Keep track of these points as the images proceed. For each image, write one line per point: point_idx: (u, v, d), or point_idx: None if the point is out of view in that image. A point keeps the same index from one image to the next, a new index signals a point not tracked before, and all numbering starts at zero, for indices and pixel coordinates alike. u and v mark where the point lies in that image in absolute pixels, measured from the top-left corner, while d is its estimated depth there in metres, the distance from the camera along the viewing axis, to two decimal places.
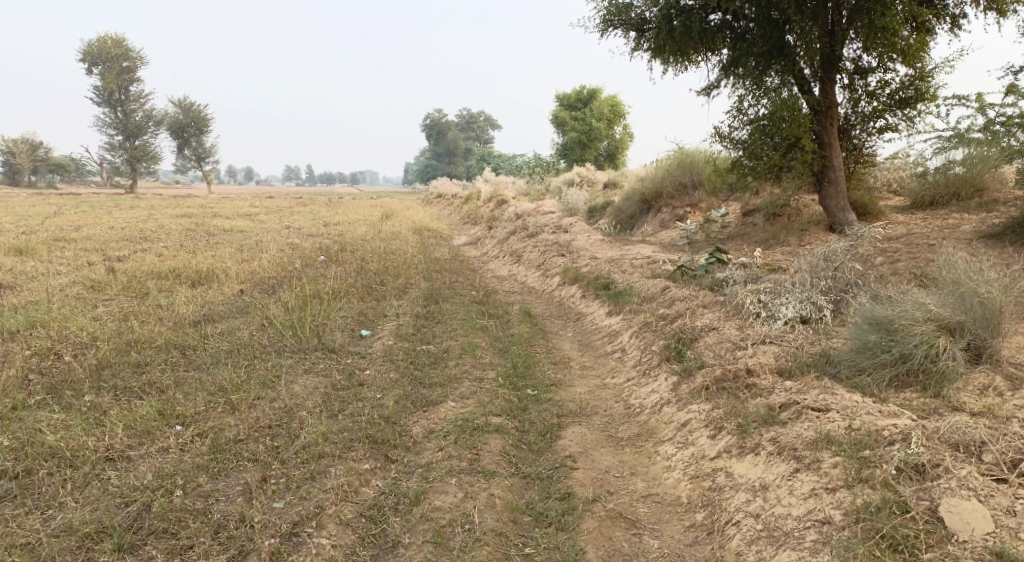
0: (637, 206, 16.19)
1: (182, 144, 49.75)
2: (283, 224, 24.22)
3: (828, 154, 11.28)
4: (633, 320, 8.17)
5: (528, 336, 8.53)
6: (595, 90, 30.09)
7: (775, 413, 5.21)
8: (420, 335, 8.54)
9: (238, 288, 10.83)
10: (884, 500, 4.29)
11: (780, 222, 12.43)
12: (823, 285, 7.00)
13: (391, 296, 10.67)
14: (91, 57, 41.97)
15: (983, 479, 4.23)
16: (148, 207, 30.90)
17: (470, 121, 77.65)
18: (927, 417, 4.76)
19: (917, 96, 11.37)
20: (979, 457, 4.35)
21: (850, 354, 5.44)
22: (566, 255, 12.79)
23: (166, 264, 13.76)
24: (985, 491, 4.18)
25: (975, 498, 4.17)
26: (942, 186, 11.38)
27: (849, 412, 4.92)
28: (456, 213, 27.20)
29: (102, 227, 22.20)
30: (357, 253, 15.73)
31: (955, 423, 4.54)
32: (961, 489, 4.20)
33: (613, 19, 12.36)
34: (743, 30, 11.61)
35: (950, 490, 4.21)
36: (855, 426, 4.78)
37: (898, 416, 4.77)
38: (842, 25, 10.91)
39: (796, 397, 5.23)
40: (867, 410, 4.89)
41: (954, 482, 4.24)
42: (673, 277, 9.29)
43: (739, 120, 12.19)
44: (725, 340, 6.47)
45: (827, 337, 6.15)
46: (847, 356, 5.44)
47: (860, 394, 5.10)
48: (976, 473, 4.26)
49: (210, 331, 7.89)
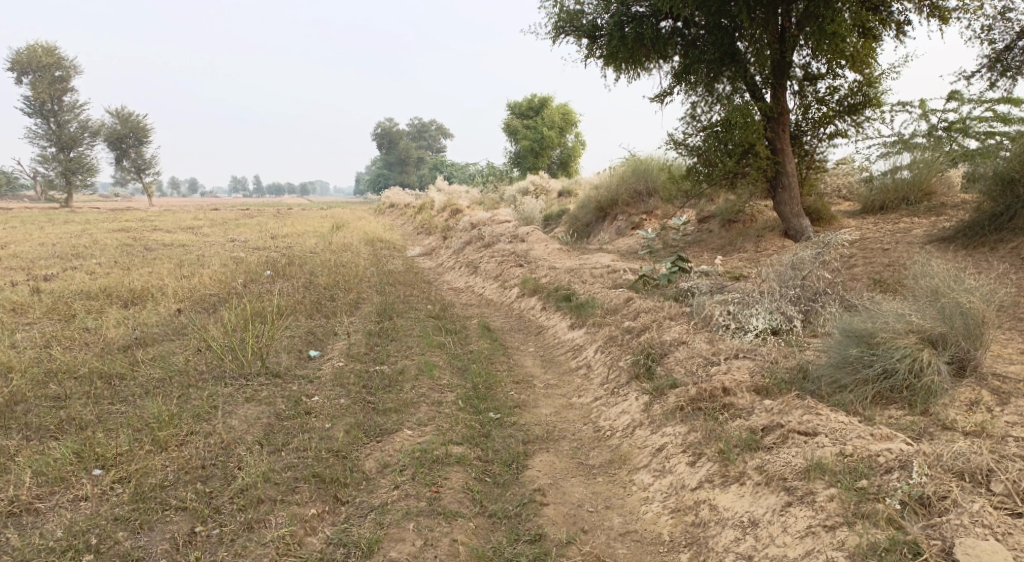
0: (593, 213, 15.96)
1: (121, 156, 48.07)
2: (227, 237, 23.38)
3: (782, 160, 11.16)
4: (597, 334, 7.83)
5: (487, 352, 8.14)
6: (546, 98, 29.89)
7: (758, 437, 4.91)
8: (372, 355, 8.07)
9: (174, 309, 10.24)
10: (892, 541, 3.99)
11: (737, 229, 12.30)
12: (792, 294, 6.74)
13: (340, 313, 10.17)
14: (21, 66, 40.38)
15: (998, 514, 3.96)
16: (84, 221, 29.52)
17: (421, 130, 77.20)
18: (920, 439, 4.51)
19: (866, 101, 11.35)
20: (989, 488, 4.08)
21: (830, 369, 5.18)
22: (523, 266, 12.44)
23: (99, 284, 13.02)
24: (1003, 528, 3.90)
25: (992, 537, 3.88)
26: (890, 190, 11.30)
27: (838, 435, 4.64)
28: (408, 223, 26.70)
29: (33, 245, 21.07)
30: (305, 267, 15.14)
31: (957, 448, 4.30)
32: (976, 527, 3.92)
33: (565, 26, 12.15)
34: (694, 37, 11.47)
35: (964, 529, 3.92)
36: (847, 452, 4.50)
37: (892, 439, 4.50)
38: (792, 31, 10.82)
39: (779, 419, 4.94)
40: (858, 433, 4.61)
41: (966, 518, 3.97)
42: (636, 287, 9.00)
43: (692, 126, 12.01)
44: (696, 354, 6.16)
45: (800, 349, 5.90)
46: (827, 371, 5.18)
47: (845, 414, 4.83)
48: (990, 507, 3.99)
49: (140, 359, 7.27)
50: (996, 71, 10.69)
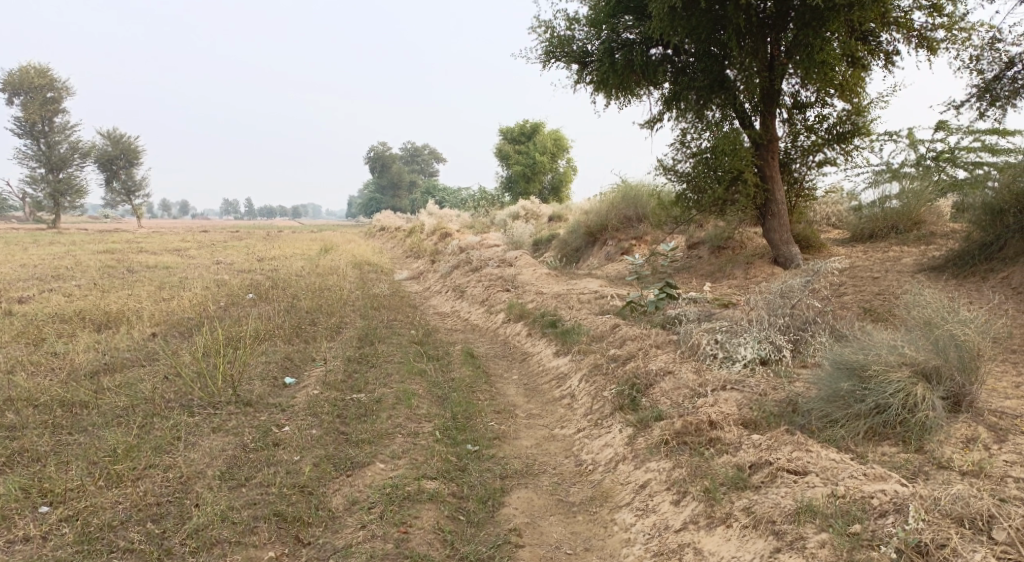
0: (582, 238, 15.82)
1: (111, 177, 47.81)
2: (213, 259, 23.13)
3: (771, 187, 11.04)
4: (582, 362, 7.62)
5: (468, 381, 7.84)
6: (538, 124, 29.92)
7: (746, 475, 4.69)
8: (351, 383, 7.82)
9: (149, 334, 10.22)
10: None
11: (726, 255, 12.16)
12: (781, 323, 6.54)
13: (321, 339, 9.93)
14: (12, 87, 40.26)
15: None
16: (70, 243, 29.16)
17: (414, 154, 77.37)
18: (915, 480, 4.31)
19: (855, 130, 11.27)
20: (990, 536, 3.86)
21: (821, 403, 4.98)
22: (510, 291, 12.24)
23: (77, 307, 12.75)
24: None
25: None
26: (879, 219, 11.21)
27: (829, 475, 4.43)
28: (397, 247, 26.51)
29: (15, 266, 20.75)
30: (289, 290, 14.91)
31: (955, 491, 4.09)
32: None
33: (555, 52, 12.06)
34: (684, 64, 11.40)
35: None
36: (839, 494, 4.29)
37: (885, 480, 4.29)
38: (781, 59, 10.75)
39: (768, 456, 4.72)
40: (850, 473, 4.39)
41: None
42: (623, 314, 8.81)
43: (682, 152, 11.89)
44: (682, 385, 5.93)
45: (790, 381, 5.69)
46: (817, 405, 4.98)
47: (837, 451, 4.63)
48: (991, 557, 3.77)
49: (110, 386, 7.32)
50: (985, 101, 10.63)
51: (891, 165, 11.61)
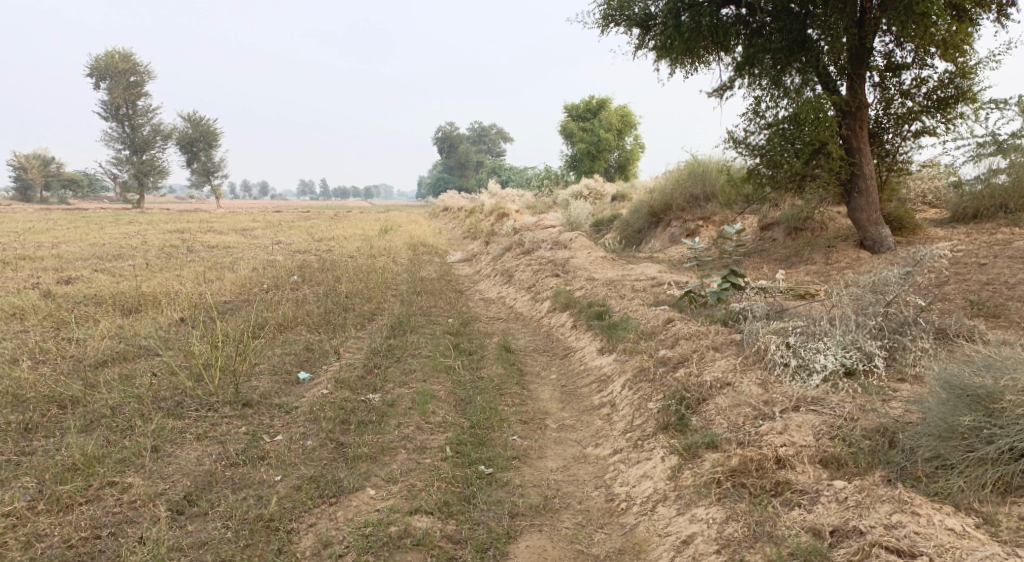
0: (645, 219, 14.59)
1: (190, 159, 48.64)
2: (274, 239, 22.83)
3: (858, 161, 9.65)
4: (627, 363, 6.56)
5: (498, 380, 6.82)
6: (605, 100, 28.48)
7: (825, 547, 3.74)
8: (367, 380, 6.94)
9: (175, 318, 9.58)
10: None
11: (803, 238, 10.82)
12: (872, 326, 5.29)
13: (351, 327, 9.13)
14: (99, 72, 41.14)
15: None
16: (146, 222, 29.69)
17: (483, 134, 76.56)
18: None
19: (958, 95, 9.73)
20: None
21: (931, 439, 3.99)
22: (559, 276, 11.19)
23: (118, 289, 12.34)
24: None
25: None
26: (984, 197, 9.62)
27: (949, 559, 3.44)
28: (458, 227, 25.68)
29: (83, 245, 20.77)
30: (334, 272, 14.22)
31: None
32: None
33: (614, 16, 10.83)
34: (760, 25, 10.03)
35: None
36: None
37: None
38: (873, 13, 9.28)
39: (856, 522, 3.75)
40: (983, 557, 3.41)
41: None
42: (680, 305, 7.66)
43: (755, 123, 10.54)
44: (743, 402, 4.85)
45: (882, 401, 4.57)
46: (925, 441, 4.00)
47: (958, 518, 3.65)
48: None
49: (107, 381, 6.61)
50: None
51: (997, 136, 10.01)
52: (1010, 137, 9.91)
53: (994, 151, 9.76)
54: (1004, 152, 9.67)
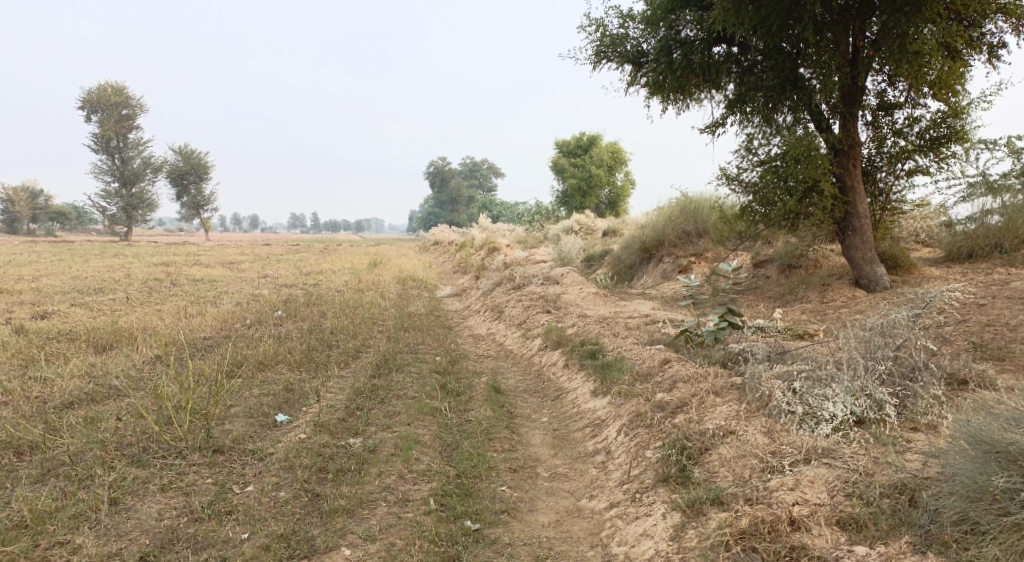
0: (637, 254, 14.36)
1: (179, 192, 48.32)
2: (262, 273, 22.43)
3: (852, 200, 9.46)
4: (622, 407, 6.25)
5: (486, 423, 6.47)
6: (595, 136, 28.49)
7: None
8: (349, 424, 6.59)
9: (151, 355, 9.19)
10: None
11: (798, 275, 10.60)
12: (882, 371, 5.02)
13: (334, 365, 8.78)
14: (90, 105, 40.95)
15: None
16: (133, 255, 29.27)
17: (474, 169, 76.72)
18: None
19: (951, 134, 9.60)
20: None
21: (958, 500, 3.87)
22: (550, 313, 10.91)
23: (95, 324, 11.92)
24: None
25: None
26: (978, 236, 9.42)
27: None
28: (448, 262, 25.40)
29: (65, 278, 20.29)
30: (320, 307, 13.86)
31: None
32: None
33: (607, 52, 10.71)
34: (752, 64, 9.94)
35: None
36: None
37: None
38: (866, 52, 9.15)
39: None
40: None
41: None
42: (676, 345, 7.36)
43: (747, 160, 10.36)
44: (748, 453, 4.68)
45: (890, 456, 4.35)
46: (952, 502, 3.88)
47: None
48: None
49: (72, 424, 6.23)
50: None
51: (988, 176, 9.89)
52: (1001, 177, 9.79)
53: (985, 191, 9.63)
54: (998, 193, 9.51)
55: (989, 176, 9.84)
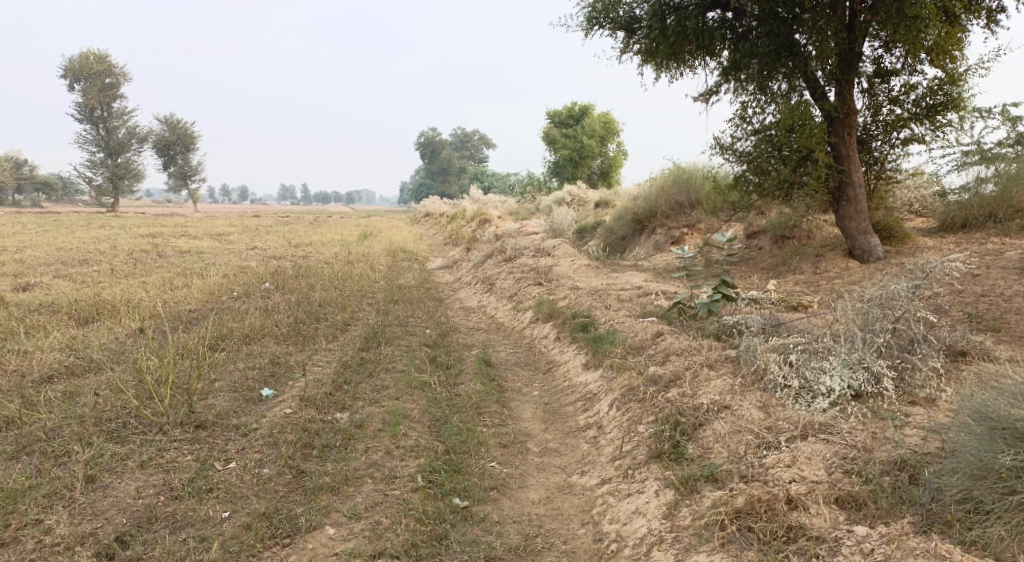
0: (629, 226, 14.20)
1: (167, 163, 47.71)
2: (250, 245, 22.16)
3: (847, 169, 9.29)
4: (614, 381, 6.14)
5: (476, 397, 6.34)
6: (587, 106, 28.17)
7: None
8: (335, 398, 6.45)
9: (133, 328, 8.99)
10: None
11: (791, 246, 10.48)
12: (880, 344, 4.91)
13: (321, 338, 8.62)
14: (73, 73, 40.16)
15: None
16: (120, 226, 28.92)
17: (465, 140, 76.11)
18: None
19: (948, 102, 9.41)
20: None
21: (962, 480, 3.79)
22: (542, 284, 10.76)
23: (78, 296, 11.70)
24: None
25: None
26: (973, 206, 9.28)
27: None
28: (439, 233, 25.17)
29: (51, 250, 19.98)
30: (308, 279, 13.65)
31: None
32: None
33: (599, 18, 10.44)
34: (746, 30, 9.69)
35: None
36: None
37: None
38: (864, 17, 8.92)
39: None
40: None
41: None
42: (669, 317, 7.25)
43: (741, 129, 10.17)
44: (743, 429, 4.61)
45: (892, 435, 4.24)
46: (957, 483, 3.79)
47: None
48: None
49: (50, 399, 6.06)
50: None
51: (982, 145, 9.73)
52: (995, 146, 9.63)
53: (980, 161, 9.48)
54: (994, 162, 9.37)
55: (984, 145, 9.68)
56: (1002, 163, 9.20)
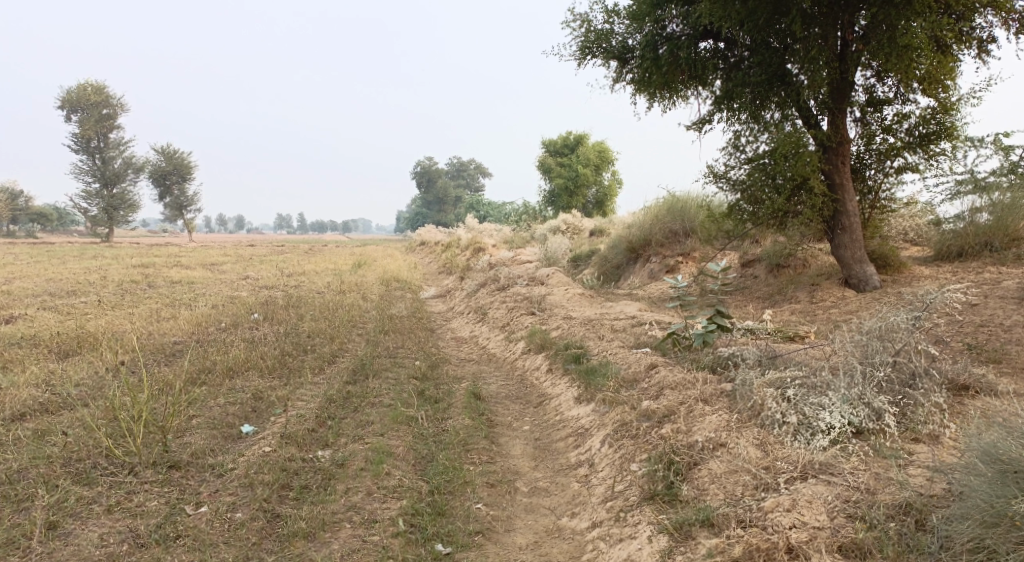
0: (623, 254, 14.05)
1: (162, 193, 47.65)
2: (243, 274, 21.96)
3: (841, 197, 9.17)
4: (606, 416, 5.94)
5: (464, 432, 6.11)
6: (582, 136, 28.21)
7: None
8: (319, 435, 6.22)
9: (116, 361, 8.77)
10: None
11: (786, 275, 10.33)
12: (880, 378, 4.73)
13: (308, 371, 8.40)
14: (70, 105, 40.23)
15: None
16: (114, 256, 28.76)
17: (460, 170, 76.34)
18: None
19: (941, 131, 9.32)
20: None
21: (971, 527, 3.62)
22: (534, 315, 10.59)
23: (64, 328, 11.48)
24: None
25: None
26: (968, 235, 9.15)
27: None
28: (433, 262, 25.02)
29: (41, 281, 19.76)
30: (299, 309, 13.46)
31: None
32: None
33: (591, 48, 10.39)
34: (738, 59, 9.64)
35: None
36: None
37: None
38: (855, 46, 8.86)
39: None
40: None
41: None
42: (664, 348, 7.06)
43: (735, 158, 10.07)
44: (740, 469, 4.43)
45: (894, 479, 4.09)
46: (966, 530, 3.63)
47: None
48: None
49: (20, 438, 5.85)
50: None
51: (976, 173, 9.64)
52: (989, 175, 9.53)
53: (973, 190, 9.37)
54: (988, 191, 9.26)
55: (977, 174, 9.59)
56: (997, 192, 9.09)
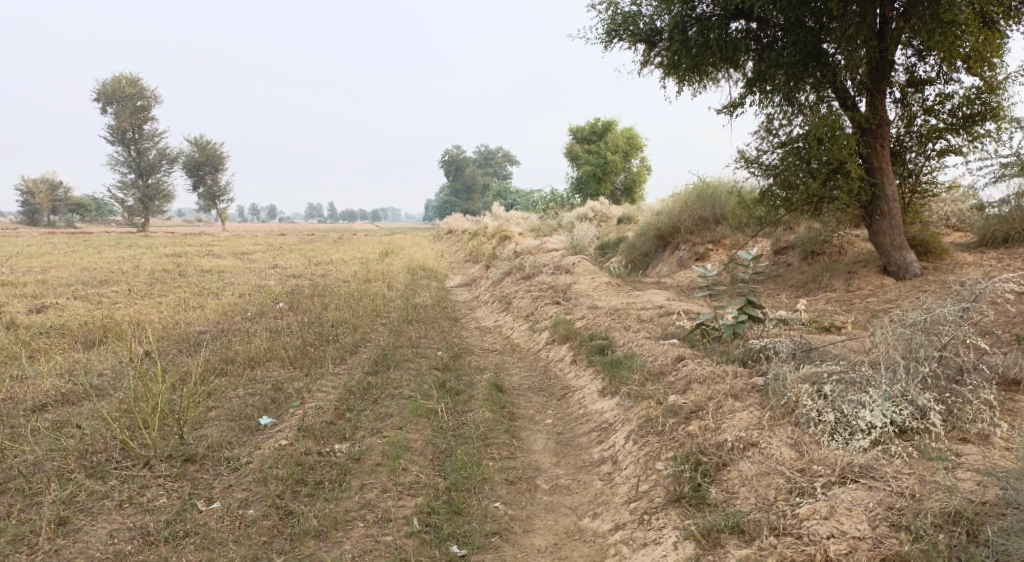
0: (652, 242, 13.73)
1: (196, 184, 48.12)
2: (272, 264, 21.99)
3: (880, 181, 8.77)
4: (631, 410, 5.71)
5: (485, 426, 5.91)
6: (610, 122, 27.78)
7: None
8: (336, 428, 6.08)
9: (138, 351, 8.72)
10: None
11: (821, 263, 9.96)
12: (925, 373, 4.44)
13: (328, 362, 8.26)
14: (105, 97, 40.71)
15: None
16: (149, 246, 29.08)
17: (489, 158, 76.05)
18: None
19: (986, 112, 8.86)
20: None
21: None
22: (559, 304, 10.36)
23: (92, 318, 11.50)
24: None
25: None
26: (1015, 220, 8.70)
27: None
28: (460, 250, 24.86)
29: (75, 270, 19.98)
30: (324, 299, 13.36)
31: None
32: None
33: (618, 31, 10.07)
34: (772, 40, 9.25)
35: None
36: None
37: None
38: (896, 23, 8.43)
39: None
40: None
41: None
42: (692, 340, 6.78)
43: (768, 141, 9.71)
44: (772, 471, 4.20)
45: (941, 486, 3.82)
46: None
47: None
48: None
49: (36, 430, 5.78)
50: None
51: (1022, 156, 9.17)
52: None
53: (1020, 173, 8.90)
54: None
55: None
56: None
